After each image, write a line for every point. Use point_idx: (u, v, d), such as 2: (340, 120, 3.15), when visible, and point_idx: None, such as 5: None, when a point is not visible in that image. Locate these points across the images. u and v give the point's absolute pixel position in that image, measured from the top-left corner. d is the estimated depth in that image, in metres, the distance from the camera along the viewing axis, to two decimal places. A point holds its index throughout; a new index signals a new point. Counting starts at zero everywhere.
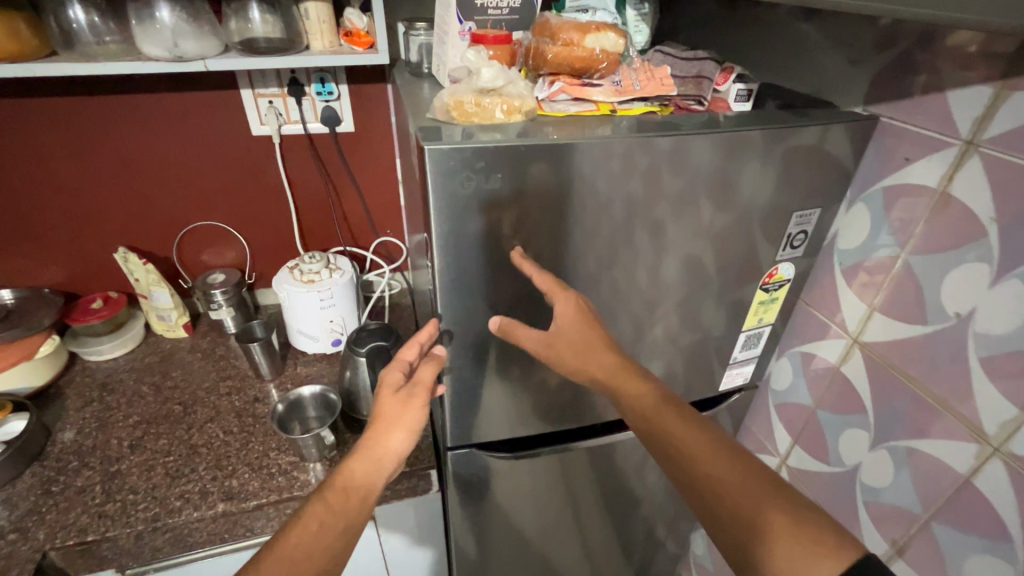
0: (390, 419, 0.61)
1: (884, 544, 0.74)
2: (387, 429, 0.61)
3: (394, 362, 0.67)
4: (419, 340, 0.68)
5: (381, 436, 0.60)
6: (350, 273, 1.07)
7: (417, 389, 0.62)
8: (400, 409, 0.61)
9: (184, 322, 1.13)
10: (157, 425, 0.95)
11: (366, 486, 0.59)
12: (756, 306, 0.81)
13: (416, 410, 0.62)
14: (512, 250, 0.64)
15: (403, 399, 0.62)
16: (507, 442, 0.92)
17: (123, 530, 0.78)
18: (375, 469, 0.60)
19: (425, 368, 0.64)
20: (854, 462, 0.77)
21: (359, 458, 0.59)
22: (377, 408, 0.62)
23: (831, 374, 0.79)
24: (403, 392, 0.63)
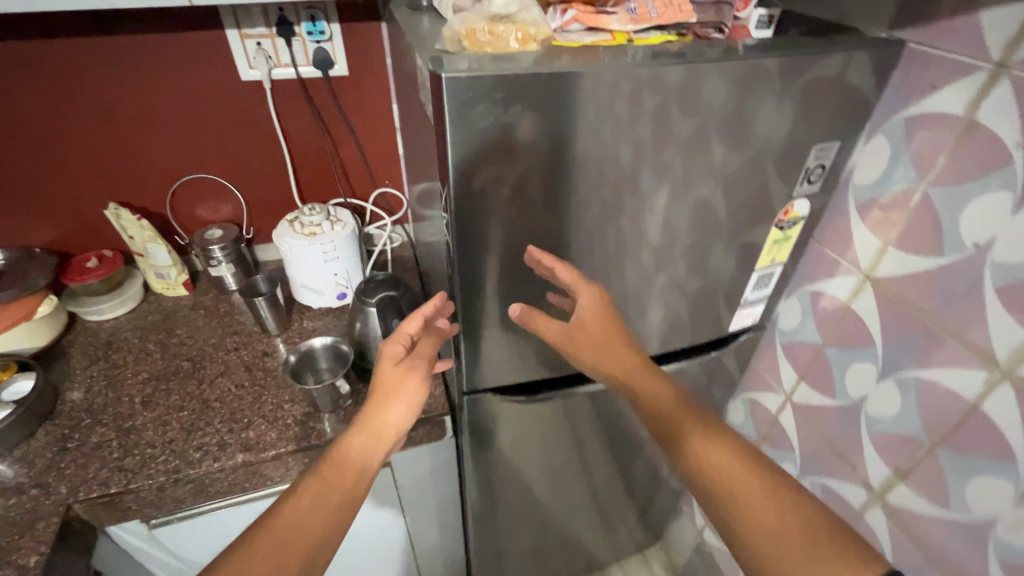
0: (391, 391, 0.70)
1: (887, 470, 0.77)
2: (386, 404, 0.70)
3: (395, 333, 0.73)
4: (422, 313, 0.74)
5: (381, 408, 0.69)
6: (351, 225, 1.05)
7: (419, 362, 0.72)
8: (403, 380, 0.70)
9: (184, 280, 1.11)
10: (168, 381, 0.95)
11: (363, 463, 0.67)
12: (770, 245, 0.80)
13: (416, 381, 0.71)
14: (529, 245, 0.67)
15: (404, 371, 0.71)
16: (522, 387, 0.92)
17: (145, 482, 0.79)
18: (371, 448, 0.68)
19: (428, 343, 0.72)
20: (860, 394, 0.79)
21: (359, 436, 0.68)
22: (379, 380, 0.70)
23: (840, 311, 0.80)
24: (403, 364, 0.71)
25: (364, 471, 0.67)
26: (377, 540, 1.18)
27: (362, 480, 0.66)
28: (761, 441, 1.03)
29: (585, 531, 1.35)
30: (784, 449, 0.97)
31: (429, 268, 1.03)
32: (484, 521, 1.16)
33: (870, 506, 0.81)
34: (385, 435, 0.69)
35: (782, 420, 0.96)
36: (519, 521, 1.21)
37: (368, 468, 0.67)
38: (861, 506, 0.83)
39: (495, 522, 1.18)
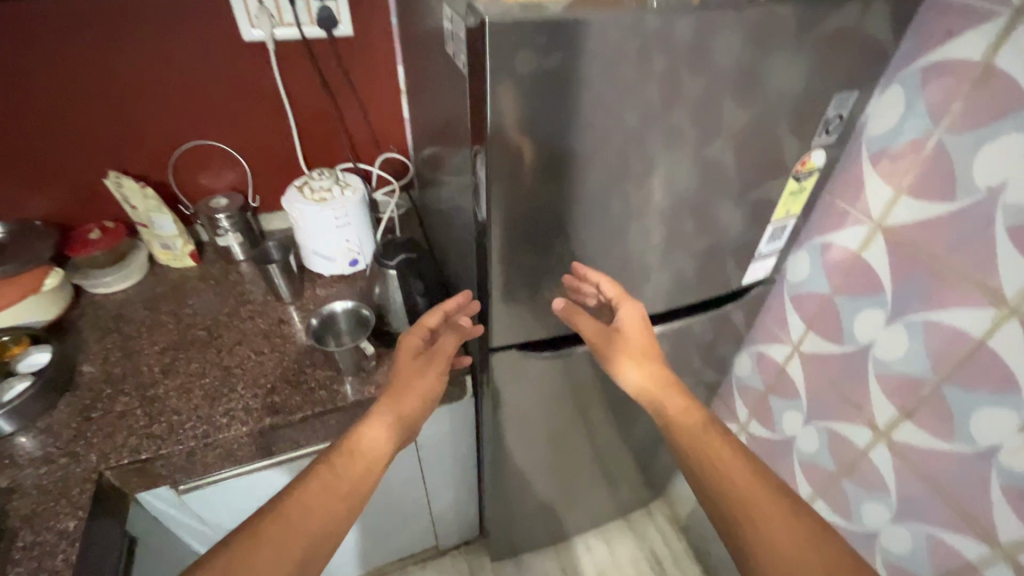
0: (408, 383, 0.79)
1: (893, 409, 0.81)
2: (401, 397, 0.78)
3: (417, 325, 0.81)
4: (443, 309, 0.81)
5: (396, 398, 0.78)
6: (361, 189, 1.04)
7: (436, 359, 0.81)
8: (421, 373, 0.80)
9: (190, 251, 1.09)
10: (185, 350, 0.94)
11: (375, 451, 0.73)
12: (786, 197, 0.82)
13: (431, 374, 0.81)
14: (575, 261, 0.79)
15: (423, 364, 0.81)
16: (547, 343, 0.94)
17: (175, 447, 0.80)
18: (384, 437, 0.75)
19: (446, 341, 0.81)
20: (867, 340, 0.83)
21: (374, 425, 0.75)
22: (398, 372, 0.80)
23: (849, 261, 0.83)
24: (421, 357, 0.81)
25: (374, 461, 0.72)
26: (395, 500, 1.21)
27: (370, 470, 0.72)
28: (767, 391, 1.07)
29: (593, 486, 1.39)
30: (791, 397, 1.01)
31: (442, 232, 1.04)
32: (499, 478, 1.20)
33: (875, 444, 0.86)
34: (397, 424, 0.76)
35: (788, 370, 1.01)
36: (532, 477, 1.25)
37: (378, 459, 0.73)
38: (866, 445, 0.88)
39: (509, 478, 1.21)
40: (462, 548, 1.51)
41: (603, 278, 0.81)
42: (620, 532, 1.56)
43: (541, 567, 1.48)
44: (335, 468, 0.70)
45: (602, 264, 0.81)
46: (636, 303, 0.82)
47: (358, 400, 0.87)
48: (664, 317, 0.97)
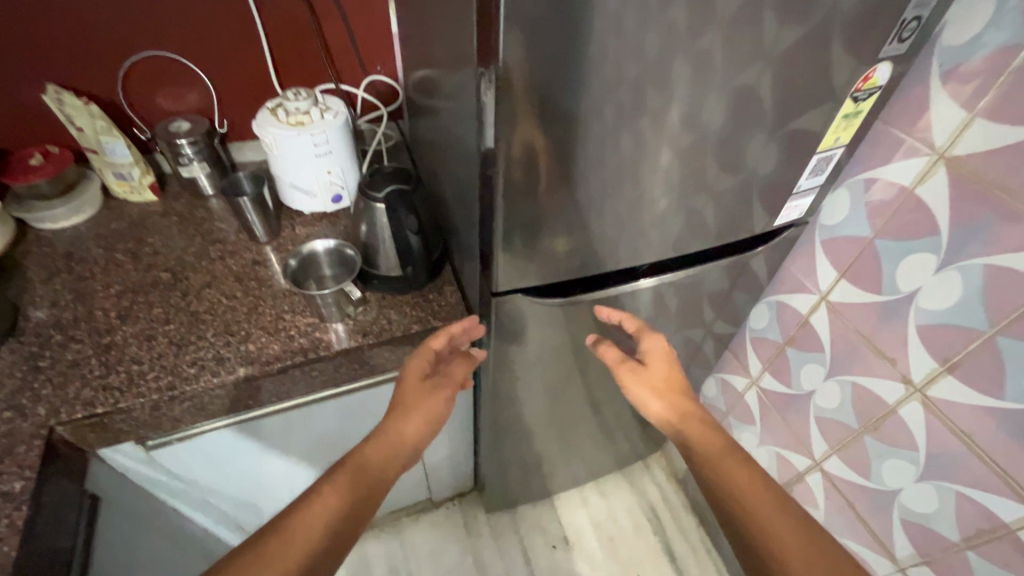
0: (416, 405, 0.74)
1: (932, 363, 0.75)
2: (410, 418, 0.73)
3: (423, 348, 0.77)
4: (451, 332, 0.78)
5: (402, 420, 0.73)
6: (344, 114, 0.91)
7: (446, 382, 0.78)
8: (430, 395, 0.75)
9: (150, 183, 0.96)
10: (146, 294, 0.84)
11: (378, 472, 0.70)
12: (839, 121, 0.72)
13: (441, 398, 0.76)
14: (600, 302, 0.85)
15: (431, 388, 0.76)
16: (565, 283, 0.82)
17: (136, 400, 0.71)
18: (389, 459, 0.71)
19: (456, 366, 0.80)
20: (911, 288, 0.75)
21: (377, 445, 0.71)
22: (407, 393, 0.75)
23: (899, 199, 0.75)
24: (430, 380, 0.77)
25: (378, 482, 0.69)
26: None
27: (373, 492, 0.68)
28: (786, 344, 1.00)
29: (590, 441, 1.35)
30: (811, 350, 0.95)
31: (435, 166, 0.92)
32: (497, 432, 1.13)
33: (907, 400, 0.80)
34: (401, 448, 0.72)
35: (812, 321, 0.93)
36: (530, 431, 1.19)
37: (381, 481, 0.69)
38: (895, 402, 0.82)
39: (507, 432, 1.15)
40: (455, 501, 1.47)
41: (625, 315, 0.86)
42: (617, 486, 1.52)
43: (537, 520, 1.45)
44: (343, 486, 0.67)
45: (622, 197, 0.71)
46: (658, 335, 0.85)
47: (343, 349, 0.79)
48: (682, 263, 0.88)
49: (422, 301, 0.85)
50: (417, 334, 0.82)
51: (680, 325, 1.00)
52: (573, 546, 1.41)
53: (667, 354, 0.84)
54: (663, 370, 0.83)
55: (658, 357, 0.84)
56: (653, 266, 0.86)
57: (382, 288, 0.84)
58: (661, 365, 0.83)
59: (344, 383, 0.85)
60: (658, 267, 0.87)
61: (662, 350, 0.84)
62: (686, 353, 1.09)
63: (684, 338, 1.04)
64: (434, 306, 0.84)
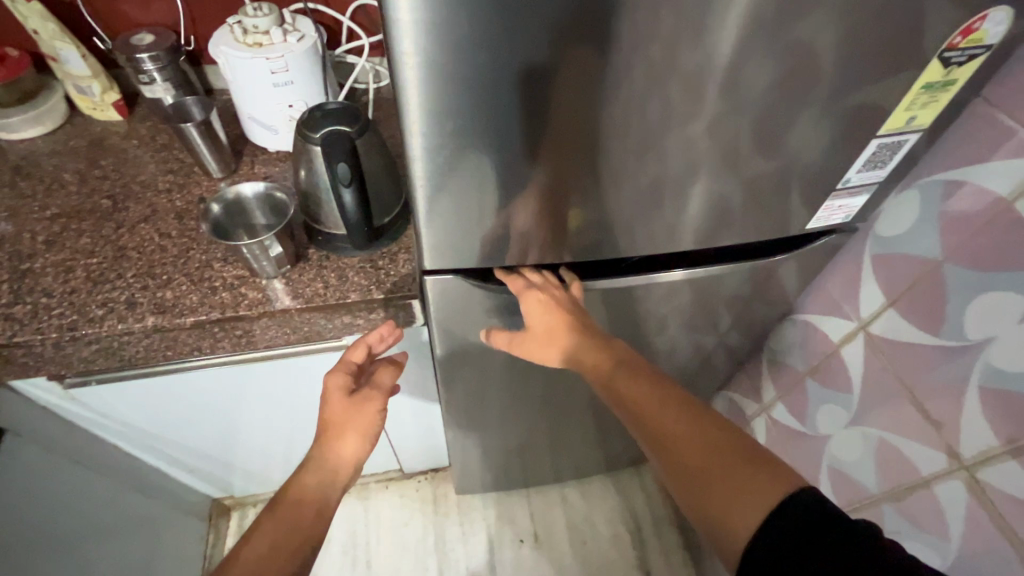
0: (346, 424, 0.68)
1: (991, 439, 0.56)
2: (341, 438, 0.67)
3: (340, 363, 0.71)
4: (368, 341, 0.71)
5: (335, 443, 0.67)
6: (311, 38, 0.78)
7: (373, 393, 0.70)
8: (358, 412, 0.69)
9: (114, 101, 0.88)
10: (80, 221, 0.77)
11: (320, 498, 0.63)
12: (916, 93, 0.52)
13: (371, 414, 0.69)
14: (498, 267, 0.66)
15: (359, 403, 0.69)
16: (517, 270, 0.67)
17: (33, 336, 0.65)
18: (327, 482, 0.65)
19: (381, 373, 0.74)
20: (982, 335, 0.56)
21: (311, 471, 0.65)
22: (333, 417, 0.68)
23: (989, 214, 0.55)
24: (357, 397, 0.69)
25: (320, 505, 0.63)
26: None
27: (317, 518, 0.62)
28: (807, 373, 0.82)
29: (578, 440, 1.22)
30: (837, 388, 0.76)
31: None
32: (463, 419, 1.03)
33: (947, 476, 0.62)
34: (340, 469, 0.66)
35: (844, 353, 0.75)
36: (502, 422, 1.07)
37: (323, 506, 0.63)
38: (931, 474, 0.64)
39: (474, 420, 1.04)
40: (429, 475, 1.40)
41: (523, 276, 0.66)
42: (601, 489, 1.40)
43: (509, 509, 1.36)
44: (282, 518, 0.61)
45: (599, 170, 0.55)
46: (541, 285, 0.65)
47: (268, 310, 0.69)
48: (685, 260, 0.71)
49: (369, 267, 0.73)
50: (355, 304, 0.71)
51: (679, 334, 0.83)
52: (542, 544, 1.32)
53: (547, 302, 0.64)
54: (542, 322, 0.64)
55: (538, 313, 0.64)
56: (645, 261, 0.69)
57: (326, 246, 0.73)
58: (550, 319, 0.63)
59: (277, 346, 0.76)
60: (652, 263, 0.70)
61: (543, 300, 0.64)
62: (690, 365, 0.92)
63: (685, 349, 0.87)
64: (381, 275, 0.73)
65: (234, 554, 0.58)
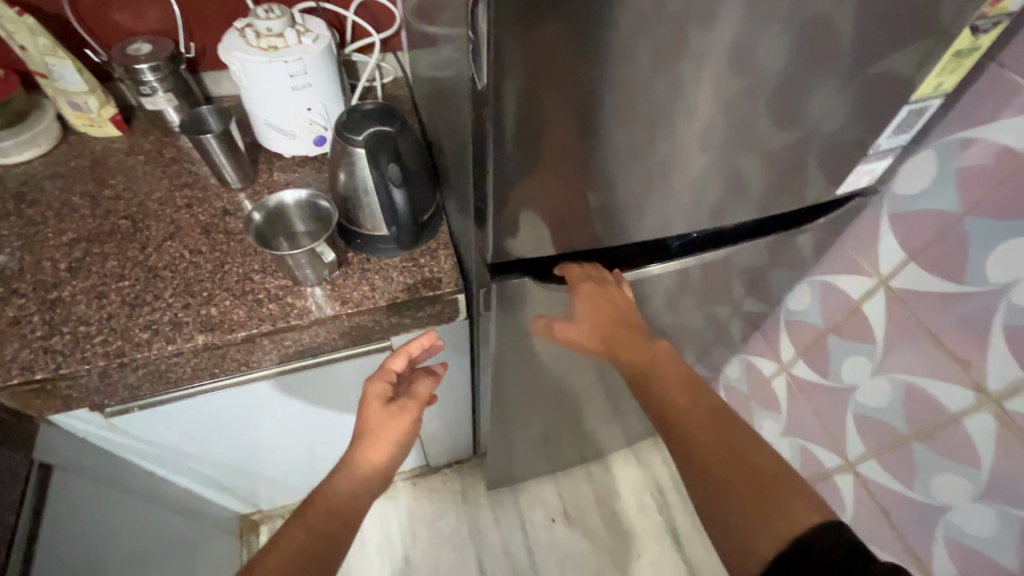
0: (380, 432, 0.65)
1: (1019, 371, 0.62)
2: (376, 445, 0.64)
3: (380, 370, 0.70)
4: (409, 351, 0.71)
5: (366, 450, 0.64)
6: (326, 38, 0.76)
7: (410, 402, 0.68)
8: (393, 421, 0.66)
9: (112, 115, 0.84)
10: (101, 244, 0.74)
11: (352, 507, 0.62)
12: (948, 60, 0.57)
13: (406, 424, 0.67)
14: (558, 263, 0.68)
15: (396, 410, 0.67)
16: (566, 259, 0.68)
17: (80, 367, 0.63)
18: (360, 491, 0.63)
19: (419, 384, 0.70)
20: (1003, 279, 0.62)
21: (343, 477, 0.63)
22: (367, 422, 0.66)
23: (1007, 167, 0.60)
24: (392, 405, 0.67)
25: (350, 518, 0.61)
26: None
27: (348, 529, 0.60)
28: (828, 330, 0.87)
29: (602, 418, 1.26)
30: (860, 339, 0.82)
31: (431, 106, 0.77)
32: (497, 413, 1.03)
33: (976, 410, 0.68)
34: (371, 477, 0.64)
35: (864, 308, 0.80)
36: (534, 410, 1.08)
37: (353, 516, 0.61)
38: (960, 410, 0.70)
39: (508, 412, 1.05)
40: (454, 467, 1.41)
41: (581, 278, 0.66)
42: (623, 461, 1.45)
43: (536, 492, 1.39)
44: (307, 527, 0.59)
45: (655, 154, 0.57)
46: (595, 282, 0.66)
47: (318, 317, 0.69)
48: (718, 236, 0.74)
49: (412, 266, 0.74)
50: (404, 303, 0.72)
51: (707, 305, 0.87)
52: (573, 521, 1.36)
53: (597, 296, 0.66)
54: (592, 317, 0.66)
55: (588, 307, 0.66)
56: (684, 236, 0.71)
57: (366, 249, 0.73)
58: (605, 311, 0.65)
59: (325, 353, 0.75)
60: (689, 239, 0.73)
61: (592, 296, 0.66)
62: (714, 334, 0.96)
63: (712, 318, 0.91)
64: (425, 273, 0.73)
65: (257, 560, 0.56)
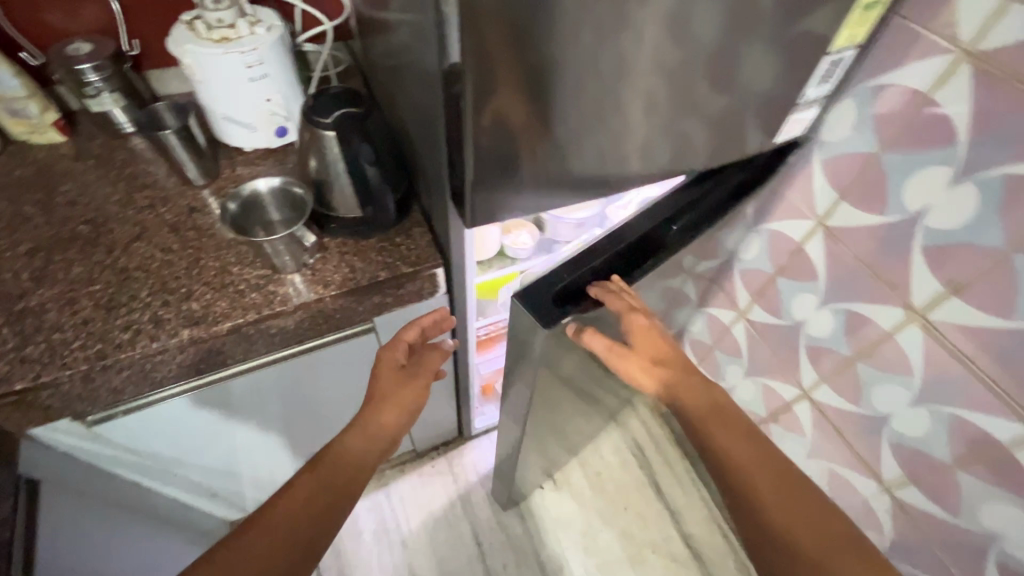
0: (390, 396, 0.69)
1: (938, 286, 0.71)
2: (384, 408, 0.69)
3: (394, 339, 0.74)
4: (422, 323, 0.75)
5: (376, 411, 0.68)
6: (279, 27, 0.76)
7: (420, 371, 0.72)
8: (404, 387, 0.70)
9: (55, 120, 0.81)
10: (63, 251, 0.72)
11: (360, 464, 0.66)
12: (857, 14, 0.63)
13: (414, 391, 0.71)
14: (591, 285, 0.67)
15: (407, 378, 0.71)
16: (569, 269, 0.69)
17: (62, 373, 0.62)
18: (367, 447, 0.67)
19: (431, 355, 0.74)
20: (918, 206, 0.70)
21: (353, 435, 0.67)
22: (379, 384, 0.70)
23: (913, 108, 0.67)
24: (403, 371, 0.71)
25: (357, 478, 0.65)
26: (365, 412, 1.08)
27: (353, 485, 0.65)
28: (777, 274, 0.96)
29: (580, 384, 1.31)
30: (804, 278, 0.91)
31: (390, 89, 0.79)
32: (529, 442, 0.98)
33: (906, 325, 0.77)
34: (379, 437, 0.68)
35: (807, 249, 0.88)
36: None
37: (360, 472, 0.66)
38: (893, 327, 0.79)
39: None
40: (441, 450, 1.44)
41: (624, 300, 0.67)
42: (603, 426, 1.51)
43: None
44: (318, 484, 0.62)
45: (612, 117, 0.61)
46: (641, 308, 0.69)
47: (301, 303, 0.70)
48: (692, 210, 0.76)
49: (389, 246, 0.76)
50: (385, 282, 0.74)
51: None
52: (561, 486, 1.41)
53: (649, 326, 0.70)
54: (648, 346, 0.71)
55: (639, 337, 0.70)
56: (642, 217, 0.73)
57: (340, 233, 0.74)
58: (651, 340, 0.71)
59: (310, 339, 0.77)
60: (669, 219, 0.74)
61: (643, 323, 0.69)
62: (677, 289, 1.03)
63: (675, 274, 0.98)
64: (402, 252, 0.75)
65: (270, 504, 0.60)
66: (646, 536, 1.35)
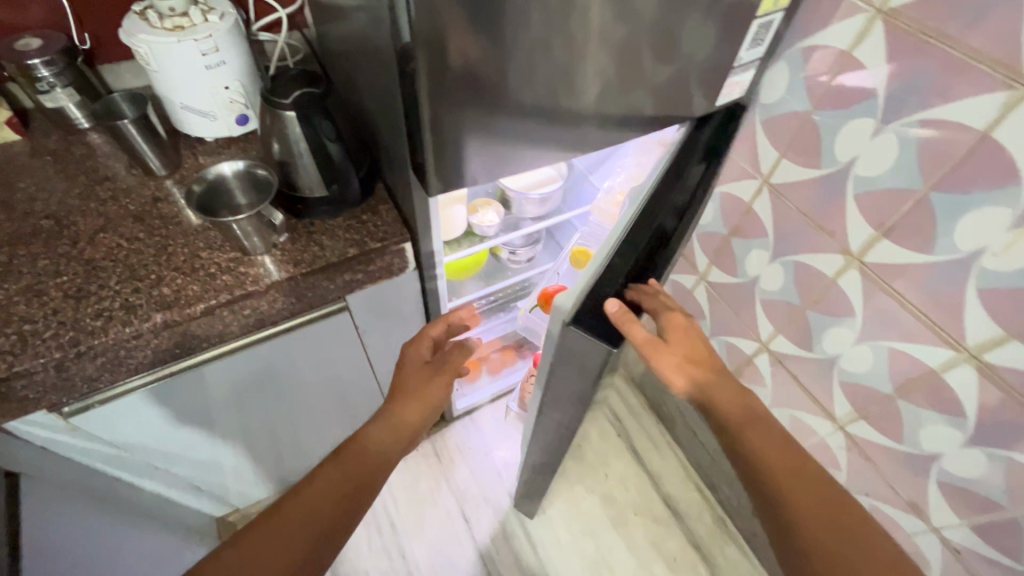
0: (416, 391, 0.73)
1: (870, 229, 0.77)
2: (412, 403, 0.71)
3: (421, 334, 0.77)
4: (448, 319, 0.78)
5: (402, 405, 0.71)
6: (232, 15, 0.77)
7: (445, 368, 0.75)
8: (429, 381, 0.74)
9: (8, 118, 0.80)
10: (26, 246, 0.72)
11: (383, 455, 0.67)
12: None
13: (438, 386, 0.74)
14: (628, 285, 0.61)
15: (433, 372, 0.75)
16: (603, 282, 0.61)
17: (35, 362, 0.62)
18: (390, 440, 0.69)
19: (457, 353, 0.77)
20: (850, 156, 0.76)
21: (379, 427, 0.69)
22: (408, 378, 0.74)
23: (839, 65, 0.72)
24: (429, 367, 0.75)
25: (379, 469, 0.66)
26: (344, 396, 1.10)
27: (376, 475, 0.66)
28: (731, 234, 1.02)
29: None
30: (755, 235, 0.96)
31: (348, 72, 0.81)
32: None
33: (846, 270, 0.83)
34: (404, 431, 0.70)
35: (755, 208, 0.94)
36: None
37: (384, 463, 0.67)
38: (835, 273, 0.85)
39: None
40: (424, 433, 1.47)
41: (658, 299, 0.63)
42: None
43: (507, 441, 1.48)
44: (342, 474, 0.64)
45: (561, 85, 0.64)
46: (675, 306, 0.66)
47: (272, 282, 0.72)
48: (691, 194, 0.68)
49: (356, 224, 0.78)
50: (355, 258, 0.76)
51: None
52: None
53: (685, 325, 0.67)
54: (683, 342, 0.67)
55: (675, 333, 0.66)
56: (651, 206, 0.66)
57: (308, 214, 0.76)
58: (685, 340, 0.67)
59: (283, 320, 0.78)
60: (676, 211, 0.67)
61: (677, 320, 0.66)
62: None
63: None
64: (370, 228, 0.78)
65: (293, 492, 0.61)
66: (627, 499, 1.40)
